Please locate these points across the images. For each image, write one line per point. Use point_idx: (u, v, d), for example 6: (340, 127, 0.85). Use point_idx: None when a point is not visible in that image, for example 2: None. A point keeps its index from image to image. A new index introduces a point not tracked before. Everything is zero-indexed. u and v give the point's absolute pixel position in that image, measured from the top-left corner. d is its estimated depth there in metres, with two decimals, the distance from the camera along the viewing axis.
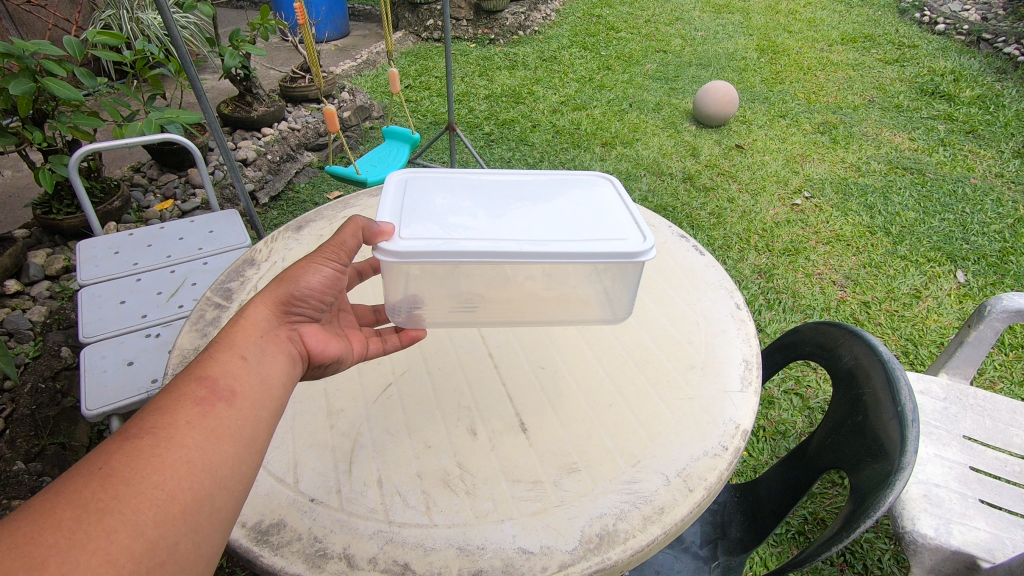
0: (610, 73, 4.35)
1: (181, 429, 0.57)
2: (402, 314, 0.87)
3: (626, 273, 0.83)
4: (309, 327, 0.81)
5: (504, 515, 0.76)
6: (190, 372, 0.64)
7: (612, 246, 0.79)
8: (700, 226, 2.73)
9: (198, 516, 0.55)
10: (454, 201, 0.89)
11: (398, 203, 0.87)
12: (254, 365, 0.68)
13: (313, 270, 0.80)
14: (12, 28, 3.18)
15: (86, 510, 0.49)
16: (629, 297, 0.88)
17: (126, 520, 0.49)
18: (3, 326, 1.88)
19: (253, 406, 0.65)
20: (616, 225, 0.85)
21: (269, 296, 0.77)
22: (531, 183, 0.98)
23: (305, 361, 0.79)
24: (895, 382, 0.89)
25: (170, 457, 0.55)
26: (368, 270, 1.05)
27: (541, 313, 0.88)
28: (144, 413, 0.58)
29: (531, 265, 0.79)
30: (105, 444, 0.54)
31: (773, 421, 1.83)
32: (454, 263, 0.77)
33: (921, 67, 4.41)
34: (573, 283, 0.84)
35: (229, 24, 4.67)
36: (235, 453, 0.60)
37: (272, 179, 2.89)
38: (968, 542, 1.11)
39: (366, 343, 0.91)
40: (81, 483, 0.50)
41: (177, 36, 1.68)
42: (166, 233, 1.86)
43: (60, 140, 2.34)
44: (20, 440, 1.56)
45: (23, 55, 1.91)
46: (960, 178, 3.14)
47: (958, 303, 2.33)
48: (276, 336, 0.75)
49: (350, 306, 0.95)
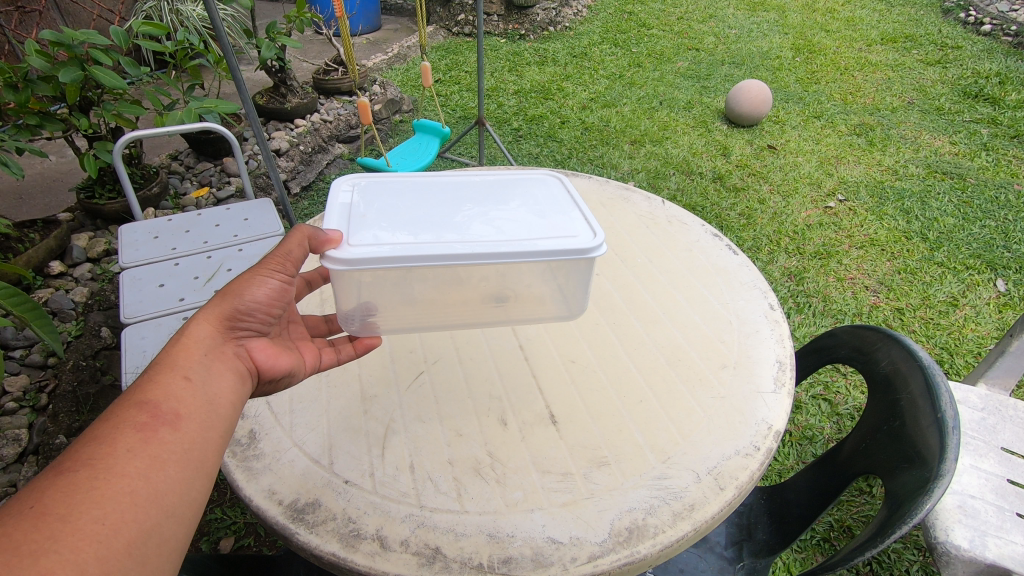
0: (641, 70, 4.32)
1: (121, 459, 0.57)
2: (355, 323, 0.85)
3: (577, 269, 0.83)
4: (258, 342, 0.80)
5: (535, 505, 0.77)
6: (129, 397, 0.63)
7: (563, 243, 0.80)
8: (729, 227, 2.70)
9: (143, 549, 0.55)
10: (403, 205, 0.89)
11: (346, 207, 0.86)
12: (200, 385, 0.68)
13: (257, 284, 0.80)
14: (59, 19, 3.29)
15: (19, 552, 0.48)
16: (584, 295, 0.89)
17: (63, 561, 0.49)
18: (48, 305, 1.95)
19: (200, 428, 0.65)
20: (567, 222, 0.86)
21: (214, 311, 0.76)
22: (478, 185, 0.98)
23: (254, 376, 0.78)
24: (935, 389, 0.87)
25: (109, 489, 0.55)
26: (318, 279, 1.05)
27: (497, 314, 0.89)
28: (79, 444, 0.57)
29: (484, 267, 0.80)
30: (38, 481, 0.53)
31: (800, 425, 1.81)
32: (405, 268, 0.78)
33: (964, 69, 4.27)
34: (527, 282, 0.84)
35: (265, 17, 4.76)
36: (180, 478, 0.60)
37: (303, 170, 2.94)
38: (1004, 556, 1.08)
39: (319, 354, 0.90)
40: (12, 523, 0.49)
41: (220, 27, 1.71)
42: (203, 220, 1.91)
43: (104, 127, 2.42)
44: (62, 414, 1.62)
45: (73, 44, 1.97)
46: (1003, 184, 3.04)
47: (998, 313, 2.27)
48: (222, 352, 0.74)
49: (299, 319, 0.94)
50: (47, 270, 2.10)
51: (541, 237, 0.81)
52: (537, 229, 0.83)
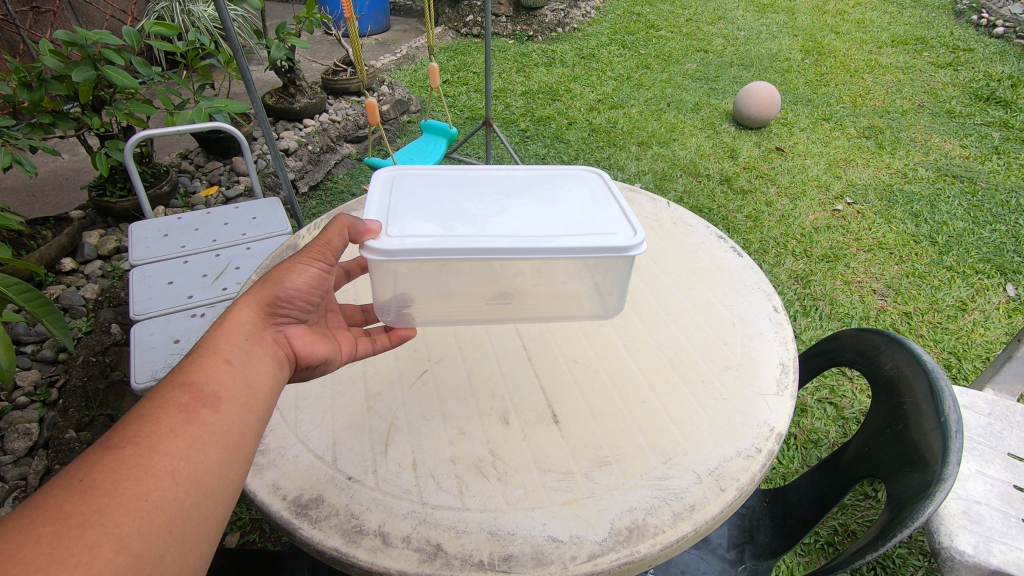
0: (649, 71, 4.31)
1: (164, 437, 0.60)
2: (390, 314, 0.88)
3: (616, 267, 0.83)
4: (295, 329, 0.83)
5: (535, 504, 0.77)
6: (174, 379, 0.66)
7: (602, 240, 0.79)
8: (736, 229, 2.69)
9: (183, 527, 0.57)
10: (443, 198, 0.90)
11: (386, 201, 0.88)
12: (239, 369, 0.71)
13: (298, 271, 0.83)
14: (73, 19, 3.33)
15: (67, 524, 0.50)
16: (620, 294, 0.89)
17: (108, 535, 0.51)
18: (59, 301, 1.98)
19: (239, 412, 0.67)
20: (606, 220, 0.85)
21: (255, 298, 0.79)
22: (520, 180, 0.98)
23: (292, 362, 0.81)
24: (939, 392, 0.87)
25: (152, 467, 0.57)
26: (356, 270, 1.06)
27: (531, 309, 0.89)
28: (127, 422, 0.60)
29: (521, 262, 0.80)
30: (88, 456, 0.56)
31: (805, 429, 1.80)
32: (442, 261, 0.78)
33: (976, 72, 4.23)
34: (563, 279, 0.84)
35: (275, 17, 4.80)
36: (220, 460, 0.62)
37: (312, 170, 2.96)
38: (1009, 562, 1.07)
39: (355, 344, 0.93)
40: (61, 497, 0.52)
41: (230, 28, 1.73)
42: (212, 218, 1.93)
43: (116, 126, 2.45)
44: (72, 409, 1.64)
45: (86, 43, 2.00)
46: (1014, 188, 3.01)
47: (1007, 318, 2.25)
48: (261, 339, 0.77)
49: (338, 307, 0.97)
50: (59, 267, 2.13)
51: (580, 234, 0.81)
52: (575, 226, 0.83)
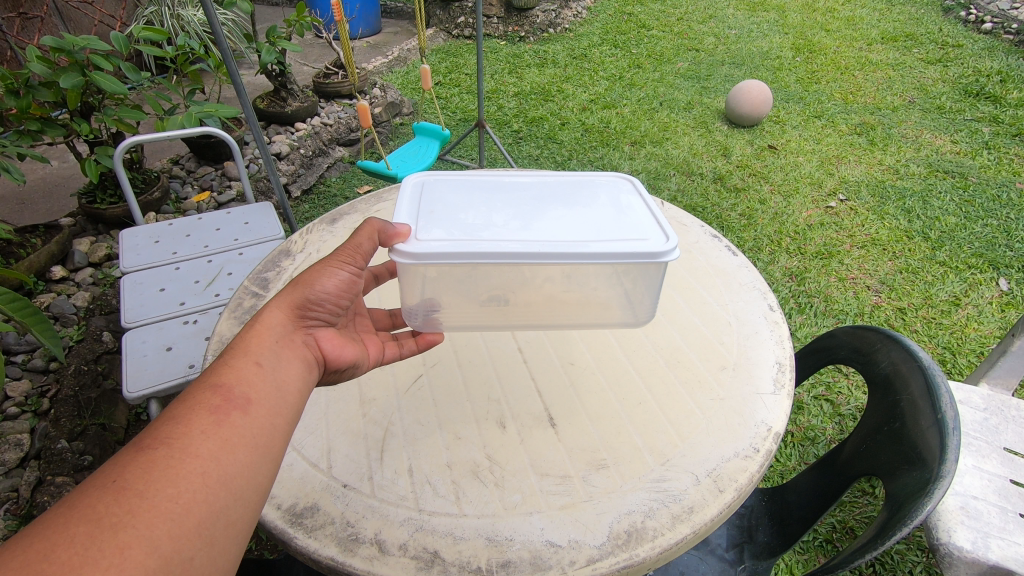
0: (641, 71, 4.32)
1: (195, 439, 0.59)
2: (418, 318, 0.88)
3: (647, 274, 0.82)
4: (325, 332, 0.82)
5: (532, 508, 0.77)
6: (205, 379, 0.66)
7: (635, 247, 0.79)
8: (730, 227, 2.70)
9: (212, 530, 0.56)
10: (472, 203, 0.91)
11: (415, 204, 0.88)
12: (270, 372, 0.70)
13: (329, 275, 0.81)
14: (61, 24, 3.31)
15: (99, 524, 0.50)
16: (652, 302, 0.87)
17: (139, 536, 0.50)
18: (49, 309, 1.96)
19: (269, 415, 0.66)
20: (638, 227, 0.84)
21: (286, 299, 0.78)
22: (550, 185, 0.99)
23: (321, 365, 0.80)
24: (936, 390, 0.87)
25: (183, 468, 0.56)
26: (384, 274, 1.07)
27: (560, 315, 0.88)
28: (160, 422, 0.60)
29: (551, 268, 0.80)
30: (120, 456, 0.56)
31: (802, 426, 1.80)
32: (471, 265, 0.78)
33: (965, 68, 4.26)
34: (594, 286, 0.84)
35: (266, 21, 4.78)
36: (249, 463, 0.61)
37: (304, 174, 2.95)
38: (1007, 557, 1.07)
39: (382, 348, 0.92)
40: (94, 496, 0.52)
41: (219, 32, 1.72)
42: (204, 224, 1.91)
43: (106, 132, 2.43)
44: (64, 419, 1.62)
45: (74, 49, 1.98)
46: (1005, 183, 3.03)
47: (1000, 312, 2.26)
48: (292, 341, 0.76)
49: (367, 311, 0.96)
50: (49, 275, 2.11)
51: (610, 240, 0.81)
52: (605, 232, 0.83)
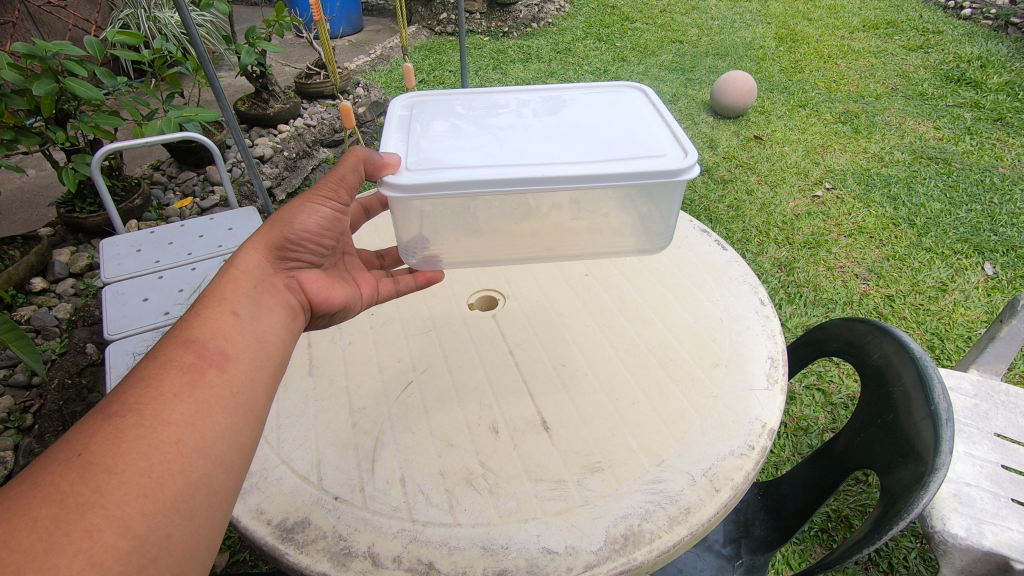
0: (626, 64, 4.30)
1: (168, 404, 0.58)
2: (414, 256, 0.89)
3: (664, 192, 0.83)
4: (308, 274, 0.86)
5: (528, 515, 0.76)
6: (178, 335, 0.65)
7: (654, 163, 0.79)
8: (718, 219, 2.70)
9: (191, 501, 0.55)
10: (462, 129, 0.90)
11: (410, 135, 0.88)
12: (247, 322, 0.71)
13: (308, 213, 0.84)
14: (33, 29, 3.24)
15: (67, 506, 0.49)
16: (666, 223, 0.89)
17: (110, 516, 0.50)
18: (30, 323, 1.91)
19: (246, 372, 0.66)
20: (652, 141, 0.86)
21: (263, 242, 0.80)
22: (551, 105, 0.98)
23: (307, 308, 0.84)
24: (928, 381, 0.86)
25: (156, 437, 0.55)
26: (375, 207, 1.10)
27: (571, 244, 0.89)
28: (129, 386, 0.59)
29: (556, 193, 0.80)
30: (88, 425, 0.55)
31: (795, 416, 1.81)
32: (469, 196, 0.78)
33: (946, 54, 4.29)
34: (605, 210, 0.85)
35: (245, 22, 4.71)
36: (228, 426, 0.61)
37: (289, 176, 2.91)
38: (1000, 543, 1.08)
39: (377, 286, 0.98)
40: (59, 475, 0.51)
41: (195, 34, 1.68)
42: (187, 230, 1.88)
43: (83, 139, 2.38)
44: (48, 435, 1.61)
45: (46, 55, 1.93)
46: (987, 168, 3.06)
47: (986, 297, 2.28)
48: (272, 285, 0.78)
49: (355, 250, 1.00)
50: (29, 287, 2.07)
51: (604, 158, 0.81)
52: (597, 150, 0.83)
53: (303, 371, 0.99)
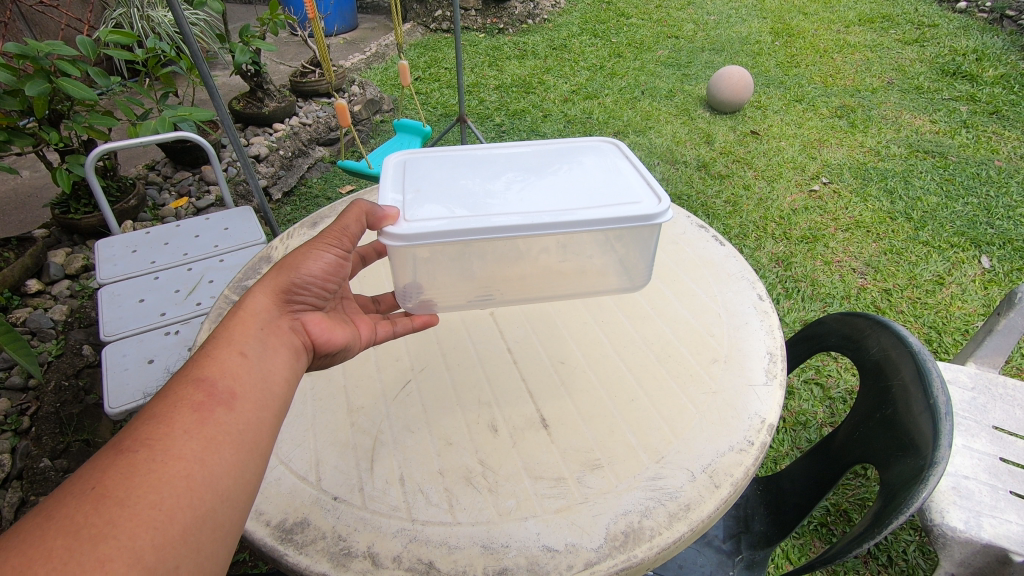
0: (622, 60, 4.30)
1: (178, 439, 0.58)
2: (411, 301, 0.88)
3: (640, 237, 0.84)
4: (312, 316, 0.83)
5: (528, 513, 0.76)
6: (187, 372, 0.65)
7: (627, 209, 0.80)
8: (715, 215, 2.70)
9: (198, 536, 0.55)
10: (454, 179, 0.90)
11: (400, 184, 0.88)
12: (255, 361, 0.70)
13: (314, 257, 0.82)
14: (25, 29, 3.22)
15: (79, 537, 0.48)
16: (646, 266, 0.90)
17: (121, 547, 0.49)
18: (25, 325, 1.91)
19: (254, 409, 0.65)
20: (629, 187, 0.87)
21: (271, 285, 0.79)
22: (532, 153, 0.99)
23: (310, 350, 0.81)
24: (927, 374, 0.86)
25: (166, 473, 0.55)
26: (372, 255, 1.08)
27: (557, 287, 0.89)
28: (140, 421, 0.58)
29: (546, 238, 0.80)
30: (100, 458, 0.54)
31: (793, 411, 1.81)
32: (463, 243, 0.78)
33: (941, 47, 4.29)
34: (589, 253, 0.85)
35: (239, 20, 4.69)
36: (236, 462, 0.60)
37: (284, 175, 2.90)
38: (999, 535, 1.08)
39: (375, 328, 0.94)
40: (72, 506, 0.50)
41: (189, 33, 1.67)
42: (183, 231, 1.87)
43: (76, 140, 2.37)
44: (45, 437, 1.58)
45: (38, 56, 1.91)
46: (984, 161, 3.06)
47: (983, 290, 2.28)
48: (278, 327, 0.77)
49: (353, 295, 0.97)
50: (24, 289, 2.05)
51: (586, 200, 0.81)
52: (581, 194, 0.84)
53: (301, 371, 0.99)
